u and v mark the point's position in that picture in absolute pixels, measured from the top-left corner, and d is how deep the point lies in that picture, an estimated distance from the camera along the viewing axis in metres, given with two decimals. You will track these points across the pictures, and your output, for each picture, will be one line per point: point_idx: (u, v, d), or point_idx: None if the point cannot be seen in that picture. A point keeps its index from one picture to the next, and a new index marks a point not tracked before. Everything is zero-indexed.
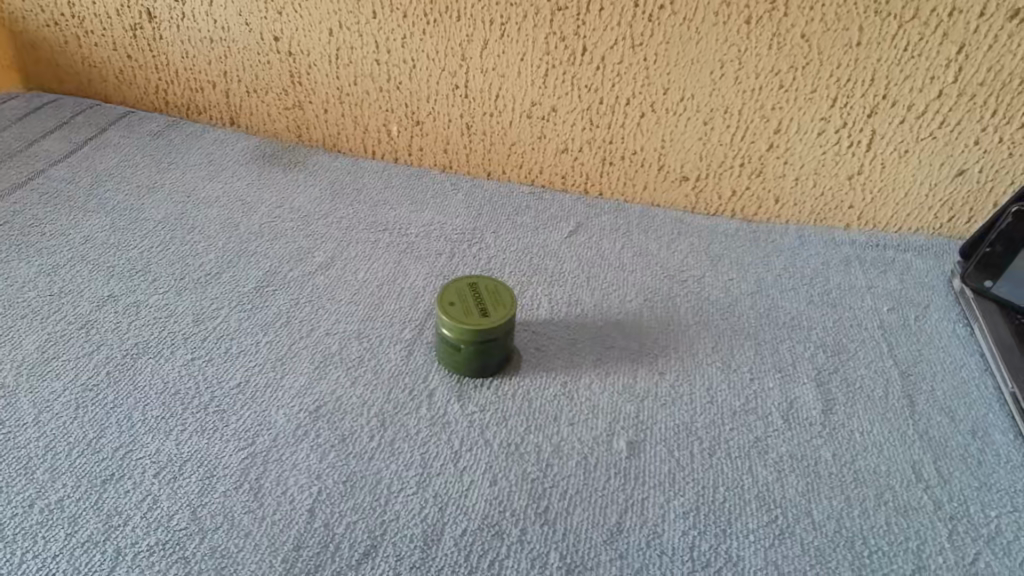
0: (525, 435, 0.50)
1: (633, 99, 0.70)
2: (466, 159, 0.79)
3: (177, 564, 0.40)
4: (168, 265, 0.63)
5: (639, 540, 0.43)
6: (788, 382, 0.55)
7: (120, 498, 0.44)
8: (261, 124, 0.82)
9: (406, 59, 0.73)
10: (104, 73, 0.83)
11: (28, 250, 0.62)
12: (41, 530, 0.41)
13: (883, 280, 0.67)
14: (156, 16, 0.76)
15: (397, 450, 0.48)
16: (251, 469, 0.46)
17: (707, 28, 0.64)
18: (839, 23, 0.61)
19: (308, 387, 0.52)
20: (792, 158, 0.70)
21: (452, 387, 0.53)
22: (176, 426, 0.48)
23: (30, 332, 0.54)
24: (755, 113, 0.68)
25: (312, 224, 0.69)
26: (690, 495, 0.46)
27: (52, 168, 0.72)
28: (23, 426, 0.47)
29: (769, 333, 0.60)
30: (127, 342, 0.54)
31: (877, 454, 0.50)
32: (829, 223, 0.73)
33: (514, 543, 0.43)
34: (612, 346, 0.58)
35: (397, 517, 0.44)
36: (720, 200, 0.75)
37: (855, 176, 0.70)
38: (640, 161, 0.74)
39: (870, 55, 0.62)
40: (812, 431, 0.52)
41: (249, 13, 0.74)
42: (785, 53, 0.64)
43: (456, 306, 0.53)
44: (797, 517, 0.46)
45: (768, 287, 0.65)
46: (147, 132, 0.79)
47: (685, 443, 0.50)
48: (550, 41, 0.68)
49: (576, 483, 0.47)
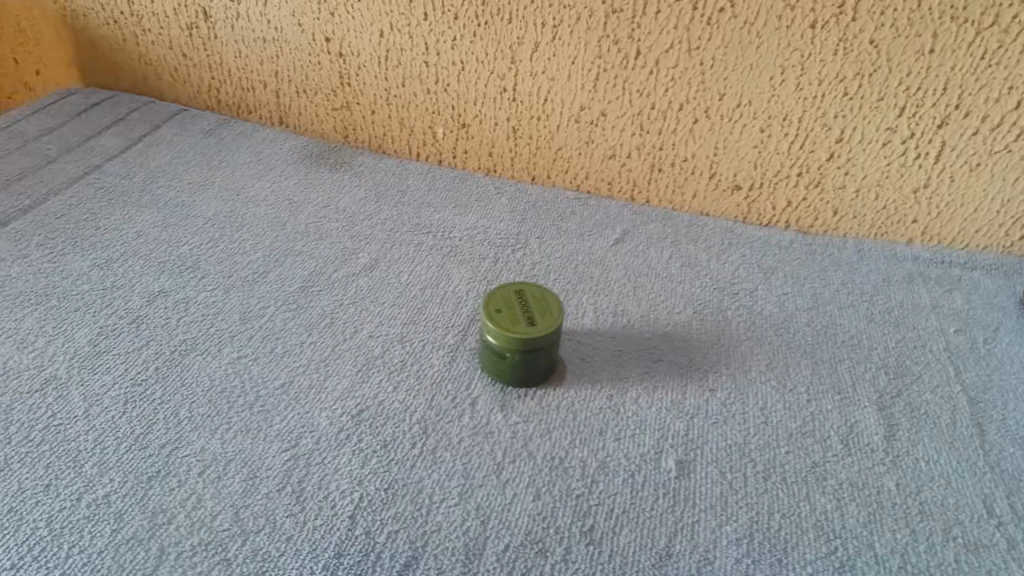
0: (570, 448, 0.48)
1: (686, 104, 0.68)
2: (511, 163, 0.78)
3: (219, 566, 0.40)
4: (217, 262, 0.63)
5: (689, 565, 0.42)
6: (848, 405, 0.53)
7: (165, 496, 0.44)
8: (308, 124, 0.82)
9: (454, 61, 0.72)
10: (159, 70, 0.84)
11: (83, 244, 0.63)
12: (87, 525, 0.42)
13: (949, 300, 0.63)
14: (212, 16, 0.77)
15: (439, 459, 0.47)
16: (294, 472, 0.46)
17: (769, 32, 0.62)
18: (912, 30, 0.58)
19: (350, 389, 0.52)
20: (853, 169, 0.67)
21: (495, 396, 0.52)
22: (221, 424, 0.48)
23: (83, 325, 0.55)
24: (816, 121, 0.65)
25: (357, 225, 0.69)
26: (743, 520, 0.44)
27: (107, 163, 0.74)
28: (73, 419, 0.48)
29: (825, 352, 0.57)
30: (176, 339, 0.55)
31: (944, 485, 0.47)
32: (890, 238, 0.70)
33: (558, 562, 0.41)
34: (660, 360, 0.56)
35: (438, 529, 0.43)
36: (774, 211, 0.72)
37: (920, 189, 0.66)
38: (691, 169, 0.72)
39: (944, 63, 0.59)
40: (874, 457, 0.49)
41: (301, 14, 0.74)
42: (852, 59, 0.61)
43: (502, 314, 0.52)
44: (859, 549, 0.43)
45: (825, 303, 0.62)
46: (199, 130, 0.80)
47: (738, 464, 0.48)
48: (603, 44, 0.67)
49: (623, 501, 0.45)
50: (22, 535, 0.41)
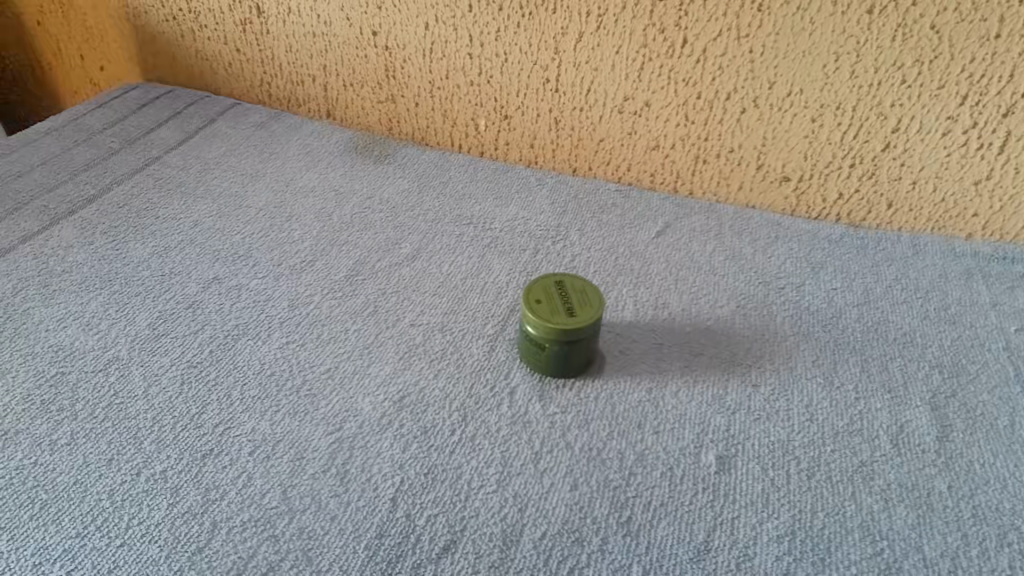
0: (608, 440, 0.48)
1: (734, 94, 0.66)
2: (553, 154, 0.77)
3: (267, 542, 0.42)
4: (267, 251, 0.65)
5: (728, 561, 0.41)
6: (898, 404, 0.51)
7: (218, 473, 0.46)
8: (355, 117, 0.84)
9: (498, 53, 0.72)
10: (214, 65, 0.87)
11: (142, 232, 0.66)
12: (146, 498, 0.44)
13: (1010, 298, 0.60)
14: (264, 11, 0.79)
15: (478, 447, 0.48)
16: (338, 454, 0.47)
17: (824, 18, 0.60)
18: (977, 14, 0.56)
19: (392, 376, 0.53)
20: (910, 160, 0.64)
21: (533, 386, 0.52)
22: (271, 407, 0.50)
23: (142, 309, 0.58)
24: (872, 110, 0.63)
25: (400, 216, 0.70)
26: (785, 518, 0.43)
27: (166, 155, 0.77)
28: (134, 398, 0.50)
29: (876, 349, 0.56)
30: (228, 324, 0.57)
31: (1000, 489, 0.46)
32: (947, 232, 0.67)
33: (595, 552, 0.41)
34: (701, 354, 0.55)
35: (477, 514, 0.43)
36: (824, 203, 0.70)
37: (983, 182, 0.63)
38: (738, 160, 0.70)
39: (1011, 48, 0.56)
40: (925, 459, 0.47)
41: (350, 8, 0.75)
42: (911, 45, 0.59)
43: (543, 304, 0.52)
44: (906, 552, 0.42)
45: (876, 299, 0.60)
46: (251, 123, 0.83)
47: (780, 462, 0.47)
48: (649, 33, 0.66)
49: (661, 495, 0.45)
50: (86, 505, 0.43)
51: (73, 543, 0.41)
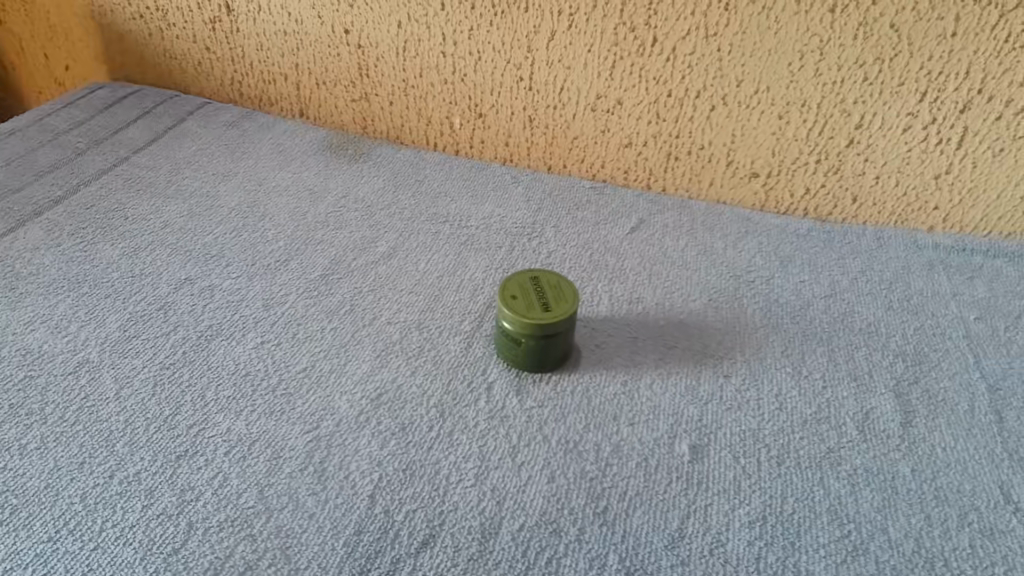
0: (584, 433, 0.49)
1: (703, 91, 0.68)
2: (528, 152, 0.78)
3: (244, 541, 0.42)
4: (241, 251, 0.65)
5: (701, 547, 0.42)
6: (864, 392, 0.53)
7: (193, 474, 0.45)
8: (329, 116, 0.84)
9: (471, 51, 0.73)
10: (184, 64, 0.85)
11: (112, 233, 0.65)
12: (120, 501, 0.43)
13: (970, 288, 0.62)
14: (234, 9, 0.78)
15: (456, 442, 0.48)
16: (315, 453, 0.47)
17: (788, 17, 0.61)
18: (933, 13, 0.58)
19: (369, 374, 0.53)
20: (873, 155, 0.66)
21: (510, 381, 0.53)
22: (246, 406, 0.50)
23: (113, 310, 0.57)
24: (835, 106, 0.65)
25: (375, 215, 0.70)
26: (756, 504, 0.45)
27: (135, 155, 0.76)
28: (106, 400, 0.50)
29: (842, 339, 0.57)
30: (202, 324, 0.57)
31: (960, 471, 0.47)
32: (910, 225, 0.69)
33: (572, 542, 0.42)
34: (675, 346, 0.56)
35: (455, 508, 0.44)
36: (792, 198, 0.71)
37: (942, 176, 0.66)
38: (708, 157, 0.72)
39: (966, 46, 0.59)
40: (890, 444, 0.49)
41: (321, 6, 0.75)
42: (871, 44, 0.60)
43: (518, 300, 0.53)
44: (872, 533, 0.43)
45: (842, 291, 0.62)
46: (223, 122, 0.82)
47: (751, 449, 0.48)
48: (619, 32, 0.67)
49: (637, 484, 0.46)
50: (58, 509, 0.43)
51: (45, 547, 0.41)
